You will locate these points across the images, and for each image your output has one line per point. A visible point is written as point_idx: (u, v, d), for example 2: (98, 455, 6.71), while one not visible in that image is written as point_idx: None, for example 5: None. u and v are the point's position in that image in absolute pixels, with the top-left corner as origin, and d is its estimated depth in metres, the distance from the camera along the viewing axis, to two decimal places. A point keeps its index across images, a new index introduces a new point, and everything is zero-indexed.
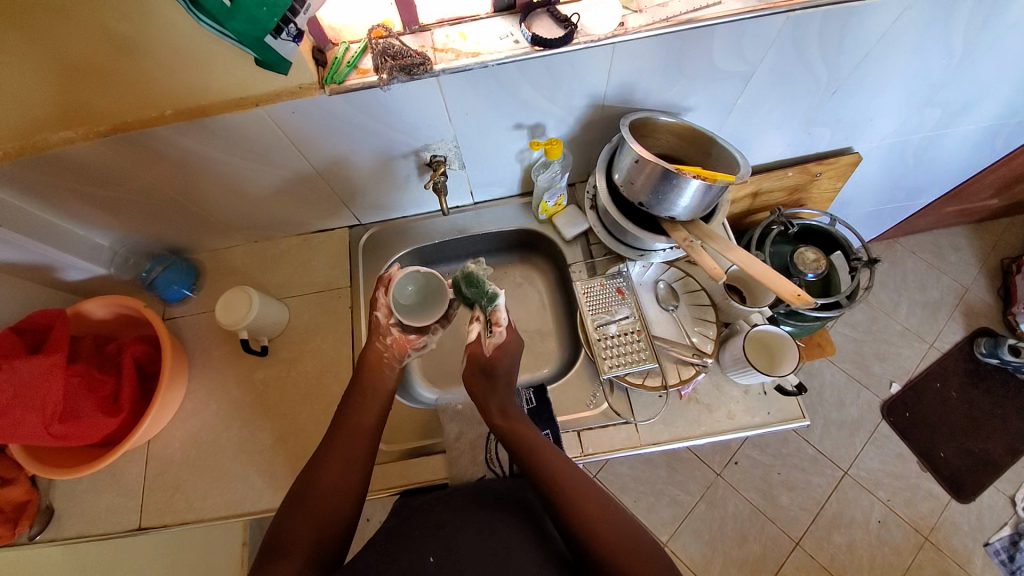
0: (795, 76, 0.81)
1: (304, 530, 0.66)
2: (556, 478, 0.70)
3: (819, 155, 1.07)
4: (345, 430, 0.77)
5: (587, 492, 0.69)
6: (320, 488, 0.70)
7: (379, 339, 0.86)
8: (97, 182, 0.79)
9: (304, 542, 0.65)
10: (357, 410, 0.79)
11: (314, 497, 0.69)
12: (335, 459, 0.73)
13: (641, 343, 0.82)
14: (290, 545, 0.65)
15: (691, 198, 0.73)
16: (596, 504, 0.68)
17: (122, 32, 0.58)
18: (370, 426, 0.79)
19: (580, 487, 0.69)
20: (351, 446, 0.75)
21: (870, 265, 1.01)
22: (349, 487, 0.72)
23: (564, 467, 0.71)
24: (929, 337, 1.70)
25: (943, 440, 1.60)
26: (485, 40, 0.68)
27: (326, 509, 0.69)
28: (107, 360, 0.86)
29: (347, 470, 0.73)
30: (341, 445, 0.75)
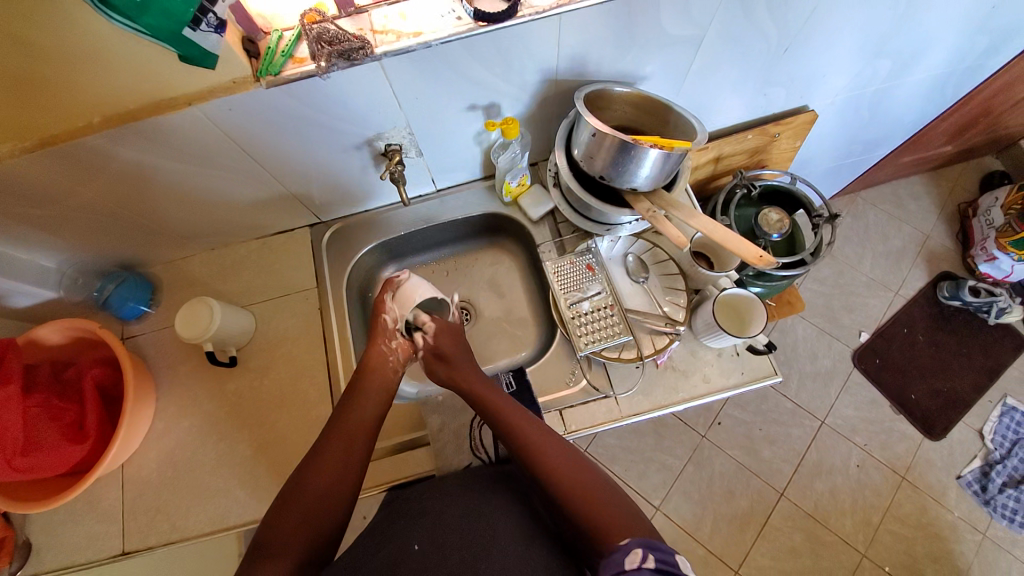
0: (746, 37, 0.81)
1: (295, 530, 0.65)
2: (533, 446, 0.71)
3: (776, 116, 1.08)
4: (340, 431, 0.75)
5: (567, 457, 0.70)
6: (310, 490, 0.68)
7: (383, 344, 0.87)
8: (30, 201, 0.74)
9: (295, 542, 0.64)
10: (352, 409, 0.78)
11: (303, 498, 0.67)
12: (328, 459, 0.72)
13: (615, 317, 0.83)
14: (278, 548, 0.63)
15: (651, 167, 0.72)
16: (578, 471, 0.69)
17: (28, 38, 0.53)
18: (367, 428, 0.77)
19: (560, 455, 0.70)
20: (346, 447, 0.74)
21: (832, 220, 1.02)
22: (342, 488, 0.70)
23: (541, 435, 0.73)
24: (894, 285, 1.76)
25: (912, 381, 1.67)
26: (427, 18, 0.65)
27: (315, 510, 0.67)
28: (67, 387, 0.83)
29: (341, 471, 0.71)
30: (334, 446, 0.73)
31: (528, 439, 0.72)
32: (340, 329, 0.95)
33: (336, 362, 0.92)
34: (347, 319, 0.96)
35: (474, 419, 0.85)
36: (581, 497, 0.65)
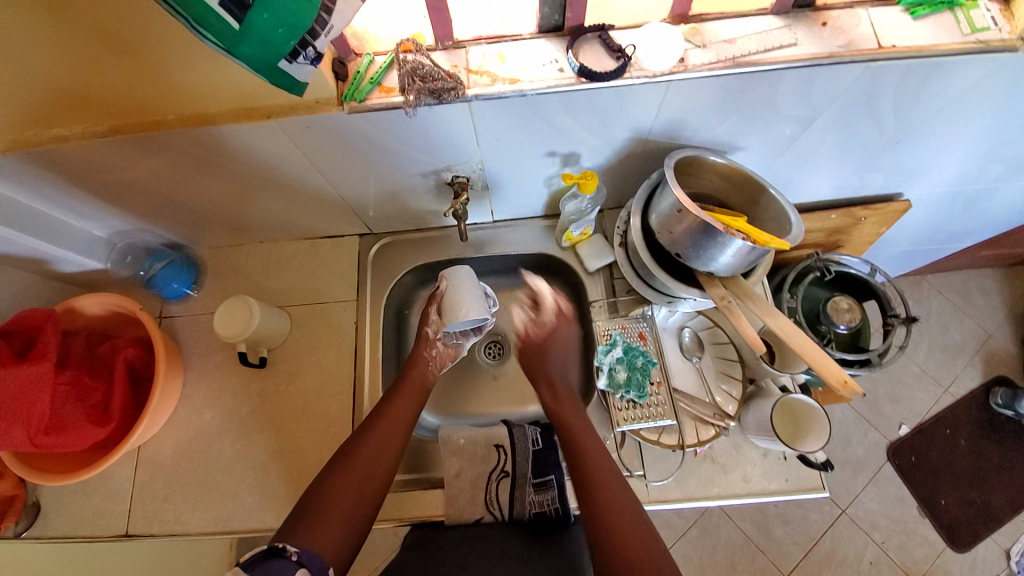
0: (860, 124, 0.74)
1: (339, 497, 0.67)
2: (592, 480, 0.67)
3: (865, 200, 1.00)
4: (385, 417, 0.77)
5: (632, 511, 0.64)
6: (356, 464, 0.71)
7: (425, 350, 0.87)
8: (93, 178, 0.73)
9: (340, 510, 0.66)
10: (395, 400, 0.80)
11: (348, 471, 0.70)
12: (372, 442, 0.74)
13: (660, 396, 0.77)
14: (324, 508, 0.66)
15: (733, 256, 0.66)
16: (642, 528, 0.62)
17: (118, 32, 0.51)
18: (409, 419, 0.79)
19: (623, 500, 0.65)
20: (390, 433, 0.76)
21: (910, 323, 0.95)
22: (380, 471, 0.72)
23: (609, 474, 0.68)
24: (945, 381, 1.65)
25: (946, 487, 1.57)
26: (526, 65, 0.61)
27: (356, 483, 0.69)
28: (98, 363, 0.83)
29: (381, 453, 0.73)
30: (378, 430, 0.75)
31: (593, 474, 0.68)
32: (372, 349, 0.92)
33: (363, 381, 0.90)
34: (381, 339, 0.93)
35: (494, 471, 0.81)
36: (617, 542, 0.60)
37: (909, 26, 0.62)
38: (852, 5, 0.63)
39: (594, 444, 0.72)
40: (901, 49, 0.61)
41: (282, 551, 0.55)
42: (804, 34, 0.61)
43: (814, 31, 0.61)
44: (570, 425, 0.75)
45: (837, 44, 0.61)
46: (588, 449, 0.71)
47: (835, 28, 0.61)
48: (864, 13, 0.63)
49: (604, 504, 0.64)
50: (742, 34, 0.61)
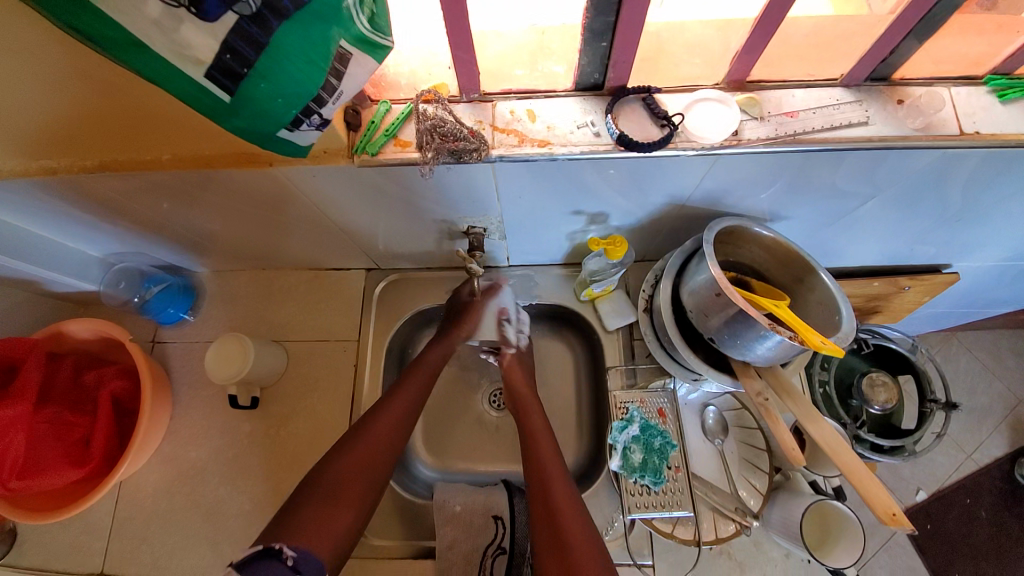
0: (922, 204, 0.66)
1: (348, 482, 0.62)
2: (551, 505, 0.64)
3: (912, 268, 0.91)
4: (394, 403, 0.72)
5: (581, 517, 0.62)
6: (363, 446, 0.66)
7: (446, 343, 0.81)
8: (83, 204, 0.68)
9: (348, 497, 0.61)
10: (405, 387, 0.74)
11: (353, 455, 0.65)
12: (379, 426, 0.69)
13: (678, 482, 0.70)
14: (330, 493, 0.61)
15: (771, 349, 0.59)
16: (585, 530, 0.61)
17: (104, 70, 0.45)
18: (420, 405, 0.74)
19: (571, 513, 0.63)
20: (398, 420, 0.70)
21: (950, 411, 0.89)
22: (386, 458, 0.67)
23: (560, 482, 0.66)
24: (967, 447, 1.39)
25: (960, 560, 1.30)
26: (559, 125, 0.55)
27: (363, 468, 0.64)
28: (83, 396, 0.79)
29: (389, 439, 0.68)
30: (388, 415, 0.70)
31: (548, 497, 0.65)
32: (370, 395, 0.86)
33: None
34: (380, 384, 0.87)
35: (489, 546, 0.74)
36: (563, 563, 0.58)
37: (996, 109, 0.55)
38: (932, 81, 0.56)
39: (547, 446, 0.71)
40: (985, 136, 0.54)
41: (279, 553, 0.53)
42: (878, 111, 0.54)
43: (888, 109, 0.55)
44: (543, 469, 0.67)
45: (913, 125, 0.54)
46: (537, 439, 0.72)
47: (912, 107, 0.55)
48: (946, 91, 0.56)
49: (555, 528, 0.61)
50: (806, 107, 0.55)
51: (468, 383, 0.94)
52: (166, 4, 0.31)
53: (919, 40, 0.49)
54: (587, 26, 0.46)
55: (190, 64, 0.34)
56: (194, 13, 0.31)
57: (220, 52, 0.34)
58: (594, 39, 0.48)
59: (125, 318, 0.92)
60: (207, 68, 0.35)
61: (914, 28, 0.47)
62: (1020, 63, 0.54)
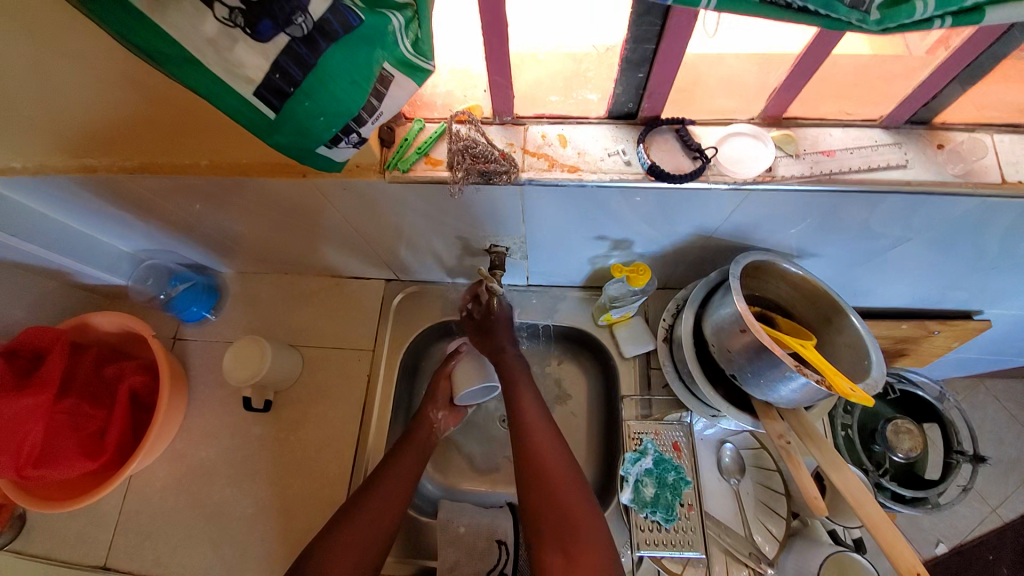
0: (958, 250, 0.64)
1: (340, 561, 0.62)
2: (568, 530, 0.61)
3: (942, 313, 0.88)
4: (387, 477, 0.71)
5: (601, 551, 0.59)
6: (356, 523, 0.66)
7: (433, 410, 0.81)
8: (120, 203, 0.70)
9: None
10: (399, 459, 0.73)
11: (344, 534, 0.64)
12: (372, 504, 0.68)
13: (690, 521, 0.67)
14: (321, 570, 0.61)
15: (797, 391, 0.57)
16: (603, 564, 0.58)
17: (152, 80, 0.47)
18: (415, 478, 0.73)
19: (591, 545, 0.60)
20: (392, 497, 0.69)
21: (980, 465, 0.85)
22: (377, 538, 0.66)
23: (579, 514, 0.62)
24: (993, 500, 1.31)
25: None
26: (590, 151, 0.55)
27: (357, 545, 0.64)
28: (102, 388, 0.81)
29: (381, 517, 0.67)
30: (380, 491, 0.69)
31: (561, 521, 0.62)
32: (381, 406, 0.86)
33: (366, 441, 0.83)
34: (392, 395, 0.87)
35: (491, 572, 0.73)
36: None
37: None
38: (974, 126, 0.55)
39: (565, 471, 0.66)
40: None
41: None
42: (917, 155, 0.53)
43: (928, 153, 0.53)
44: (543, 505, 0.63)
45: (953, 171, 0.53)
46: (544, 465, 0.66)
47: (952, 153, 0.54)
48: (990, 138, 0.54)
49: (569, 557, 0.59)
50: (843, 146, 0.54)
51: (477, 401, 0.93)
52: (222, 23, 0.32)
53: (965, 86, 0.48)
54: (625, 56, 0.46)
55: (240, 81, 0.35)
56: (249, 33, 0.33)
57: (269, 71, 0.35)
58: (631, 70, 0.48)
59: (150, 313, 0.94)
60: (256, 87, 0.36)
61: (959, 73, 0.47)
62: None
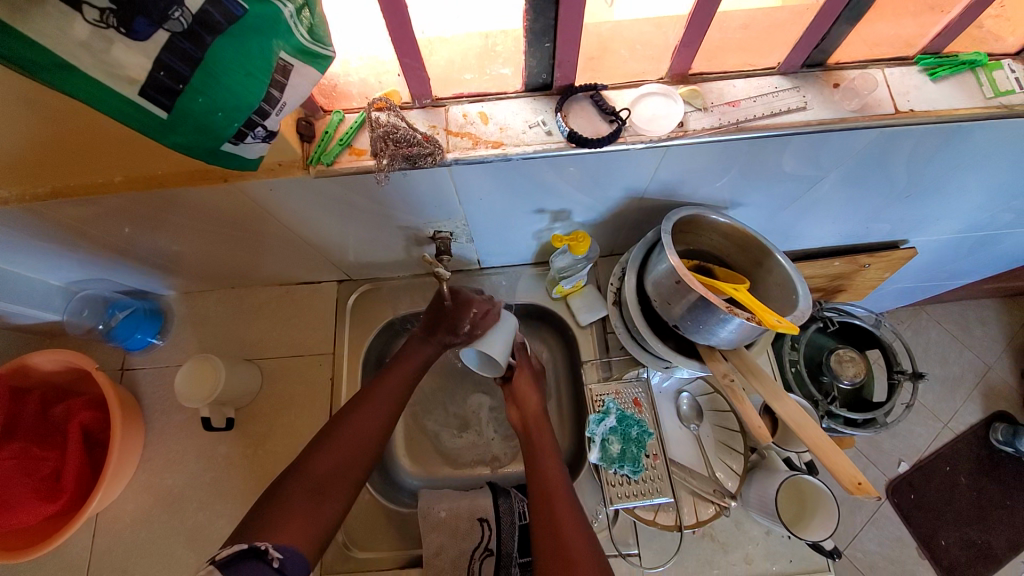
0: (869, 182, 0.69)
1: (332, 478, 0.62)
2: (550, 493, 0.65)
3: (867, 246, 0.94)
4: (374, 398, 0.71)
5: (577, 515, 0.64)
6: (355, 423, 0.68)
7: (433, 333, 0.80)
8: (38, 233, 0.66)
9: (332, 496, 0.61)
10: (383, 382, 0.73)
11: (331, 454, 0.64)
12: (359, 425, 0.68)
13: (656, 469, 0.71)
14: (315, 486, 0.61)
15: (734, 332, 0.61)
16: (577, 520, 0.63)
17: (43, 98, 0.45)
18: (399, 399, 0.73)
19: (565, 503, 0.64)
20: (381, 417, 0.70)
21: (916, 381, 0.92)
22: (364, 459, 0.66)
23: (560, 485, 0.67)
24: (944, 416, 1.40)
25: (946, 526, 1.30)
26: (511, 125, 0.56)
27: (345, 463, 0.64)
28: (51, 429, 0.77)
29: (369, 438, 0.67)
30: (366, 412, 0.69)
31: (546, 485, 0.67)
32: (348, 407, 0.85)
33: None
34: (359, 394, 0.86)
35: (477, 549, 0.74)
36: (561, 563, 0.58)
37: (927, 88, 0.58)
38: (867, 64, 0.59)
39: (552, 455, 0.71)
40: (917, 114, 0.56)
41: (263, 554, 0.52)
42: (815, 96, 0.57)
43: (825, 94, 0.57)
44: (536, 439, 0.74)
45: (850, 107, 0.57)
46: (542, 446, 0.72)
47: (847, 90, 0.57)
48: (879, 74, 0.59)
49: (549, 514, 0.63)
50: (746, 95, 0.57)
51: (447, 388, 0.94)
52: (94, 25, 0.31)
53: (848, 25, 0.51)
54: (528, 27, 0.47)
55: (122, 82, 0.34)
56: (124, 33, 0.32)
57: (153, 69, 0.34)
58: (537, 40, 0.49)
59: (93, 347, 0.90)
60: (141, 86, 0.35)
61: (841, 13, 0.50)
62: (945, 43, 0.57)
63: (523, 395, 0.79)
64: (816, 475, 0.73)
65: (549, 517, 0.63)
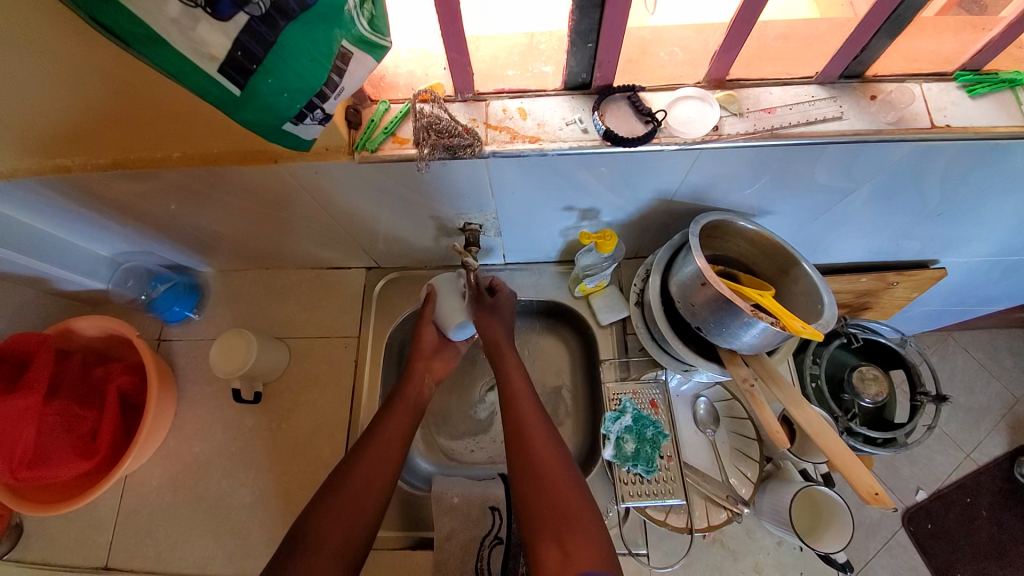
0: (902, 198, 0.69)
1: (356, 499, 0.66)
2: (527, 447, 0.67)
3: (897, 264, 0.92)
4: (389, 421, 0.74)
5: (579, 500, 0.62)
6: (380, 432, 0.72)
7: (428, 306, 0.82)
8: (94, 203, 0.70)
9: (350, 513, 0.65)
10: (387, 419, 0.74)
11: (332, 507, 0.65)
12: (374, 444, 0.71)
13: (670, 471, 0.71)
14: (335, 516, 0.64)
15: (757, 336, 0.61)
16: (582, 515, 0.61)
17: (120, 75, 0.48)
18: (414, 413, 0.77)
19: (565, 481, 0.64)
20: (386, 446, 0.71)
21: (940, 404, 0.90)
22: (372, 498, 0.67)
23: (544, 437, 0.68)
24: (966, 446, 1.36)
25: (963, 559, 1.26)
26: (549, 122, 0.58)
27: (371, 485, 0.67)
28: (91, 390, 0.82)
29: (376, 467, 0.69)
30: (387, 429, 0.73)
31: (535, 470, 0.65)
32: (370, 389, 0.88)
33: (357, 425, 0.86)
34: (380, 378, 0.89)
35: (487, 536, 0.75)
36: (558, 524, 0.60)
37: (965, 104, 0.58)
38: (904, 77, 0.60)
39: (538, 423, 0.69)
40: (955, 130, 0.56)
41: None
42: (850, 107, 0.57)
43: (861, 105, 0.58)
44: (514, 398, 0.72)
45: (886, 120, 0.57)
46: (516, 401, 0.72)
47: (884, 102, 0.58)
48: (917, 87, 0.59)
49: (542, 501, 0.62)
50: (783, 103, 0.58)
51: (465, 379, 0.96)
52: (185, 4, 0.34)
53: (888, 37, 0.52)
54: (573, 27, 0.49)
55: (204, 59, 0.37)
56: (210, 12, 0.35)
57: (232, 49, 0.37)
58: (581, 41, 0.51)
59: (133, 315, 0.95)
60: (220, 64, 0.37)
61: (881, 25, 0.50)
62: (986, 60, 0.57)
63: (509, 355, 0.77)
64: (833, 489, 0.72)
65: (534, 473, 0.64)
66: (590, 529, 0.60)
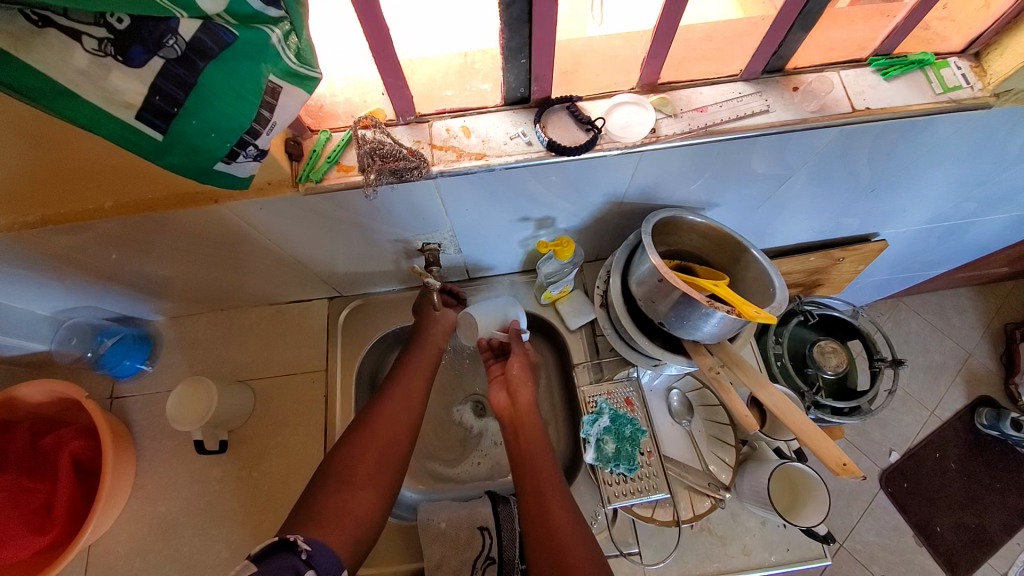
0: (836, 179, 0.73)
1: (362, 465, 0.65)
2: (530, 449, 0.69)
3: (840, 240, 0.97)
4: (394, 392, 0.73)
5: (568, 509, 0.63)
6: (389, 400, 0.72)
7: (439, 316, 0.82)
8: (25, 262, 0.66)
9: (362, 480, 0.64)
10: (397, 382, 0.74)
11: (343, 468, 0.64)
12: (383, 415, 0.70)
13: (651, 466, 0.72)
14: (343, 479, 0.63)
15: (717, 325, 0.63)
16: (574, 528, 0.61)
17: (37, 127, 0.46)
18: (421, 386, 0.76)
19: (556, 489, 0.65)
20: (398, 410, 0.71)
21: (896, 368, 0.95)
22: (386, 460, 0.66)
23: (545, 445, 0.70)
24: (929, 404, 1.43)
25: (939, 512, 1.33)
26: (493, 137, 0.58)
27: (376, 448, 0.67)
28: (42, 461, 0.76)
29: (389, 431, 0.69)
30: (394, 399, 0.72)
31: (538, 483, 0.66)
32: (344, 421, 0.85)
33: None
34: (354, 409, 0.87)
35: (479, 557, 0.74)
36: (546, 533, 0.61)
37: (882, 86, 0.62)
38: (823, 67, 0.63)
39: (535, 430, 0.72)
40: (873, 112, 0.60)
41: (293, 546, 0.54)
42: (776, 100, 0.60)
43: (785, 97, 0.61)
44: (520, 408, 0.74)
45: (809, 109, 0.60)
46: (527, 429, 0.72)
47: (806, 92, 0.61)
48: (835, 75, 0.63)
49: (542, 514, 0.63)
50: (713, 101, 0.60)
51: (442, 399, 0.95)
52: (92, 54, 0.33)
53: (803, 31, 0.55)
54: (505, 44, 0.50)
55: (119, 107, 0.36)
56: (121, 60, 0.34)
57: (148, 94, 0.36)
58: (513, 56, 0.52)
59: (81, 375, 0.89)
60: (137, 110, 0.36)
61: (794, 21, 0.53)
62: (893, 45, 0.62)
63: (516, 385, 0.76)
64: (806, 463, 0.75)
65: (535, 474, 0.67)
66: (576, 533, 0.61)
